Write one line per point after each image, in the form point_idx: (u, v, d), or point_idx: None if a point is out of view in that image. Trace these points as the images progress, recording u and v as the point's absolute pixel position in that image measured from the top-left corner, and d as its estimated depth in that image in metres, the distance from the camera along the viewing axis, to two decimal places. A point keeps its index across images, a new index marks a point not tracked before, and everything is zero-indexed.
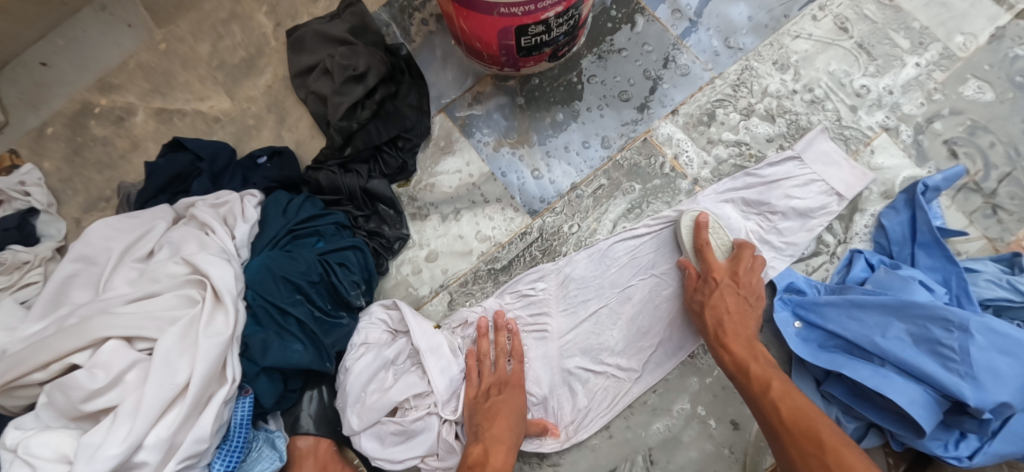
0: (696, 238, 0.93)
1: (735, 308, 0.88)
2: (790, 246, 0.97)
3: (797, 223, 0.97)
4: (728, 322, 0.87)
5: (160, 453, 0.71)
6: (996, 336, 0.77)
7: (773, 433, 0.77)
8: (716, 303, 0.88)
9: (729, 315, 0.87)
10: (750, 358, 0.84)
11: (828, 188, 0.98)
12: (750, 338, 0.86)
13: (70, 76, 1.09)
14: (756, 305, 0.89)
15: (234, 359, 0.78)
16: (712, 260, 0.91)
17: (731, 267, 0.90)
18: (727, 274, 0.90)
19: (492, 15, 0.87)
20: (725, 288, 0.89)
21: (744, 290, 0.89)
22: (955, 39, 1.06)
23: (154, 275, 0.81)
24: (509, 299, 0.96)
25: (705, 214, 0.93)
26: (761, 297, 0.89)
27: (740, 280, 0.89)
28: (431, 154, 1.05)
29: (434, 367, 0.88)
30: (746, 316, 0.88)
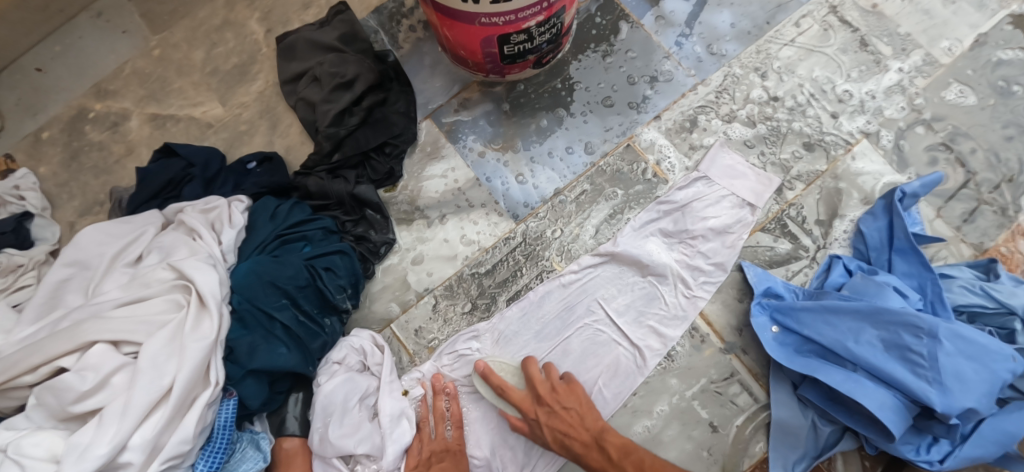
0: (489, 385, 0.92)
1: (566, 424, 0.87)
2: (718, 266, 0.98)
3: (718, 242, 0.99)
4: (572, 441, 0.86)
5: (145, 454, 0.73)
6: (964, 342, 0.79)
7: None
8: (551, 434, 0.87)
9: (566, 434, 0.87)
10: (605, 463, 0.85)
11: (739, 200, 1.01)
12: (594, 440, 0.86)
13: (66, 83, 1.12)
14: (583, 405, 0.89)
15: (219, 362, 0.80)
16: (514, 397, 0.90)
17: (530, 393, 0.91)
18: (534, 402, 0.89)
19: (474, 24, 0.88)
20: (545, 418, 0.88)
21: (558, 400, 0.89)
22: (937, 46, 1.07)
23: (143, 280, 0.84)
24: (446, 361, 0.97)
25: (482, 363, 0.92)
26: (583, 397, 0.90)
27: (548, 399, 0.89)
28: (418, 160, 1.06)
29: (389, 434, 0.89)
30: (580, 422, 0.88)
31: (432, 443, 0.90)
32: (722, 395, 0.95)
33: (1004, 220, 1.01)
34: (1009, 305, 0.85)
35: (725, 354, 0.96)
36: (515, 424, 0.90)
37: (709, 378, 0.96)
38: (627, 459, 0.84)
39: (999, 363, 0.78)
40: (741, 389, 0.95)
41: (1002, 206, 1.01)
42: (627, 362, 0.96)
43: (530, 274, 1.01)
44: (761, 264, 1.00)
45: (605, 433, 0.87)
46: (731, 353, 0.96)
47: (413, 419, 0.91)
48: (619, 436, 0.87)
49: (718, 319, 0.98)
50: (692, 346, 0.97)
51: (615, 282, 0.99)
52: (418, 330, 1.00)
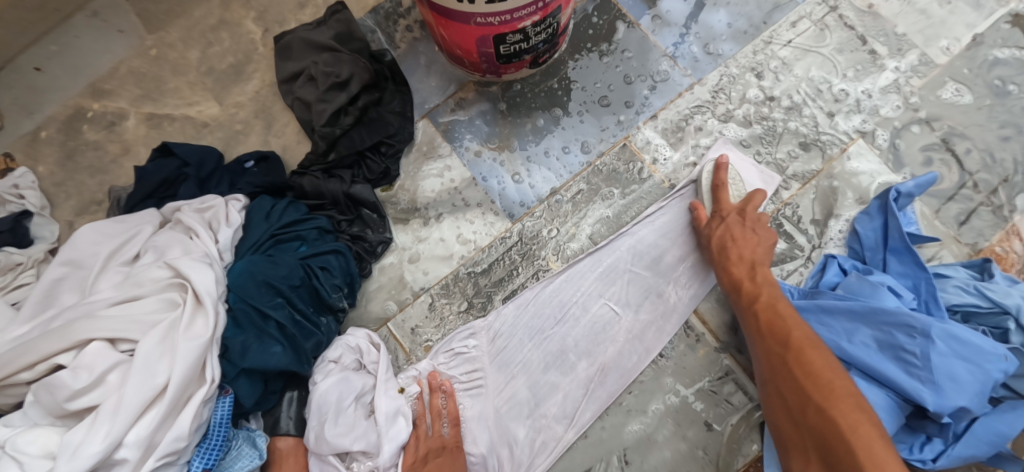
0: (714, 177, 0.99)
1: (735, 237, 0.92)
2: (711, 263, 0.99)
3: None
4: (732, 248, 0.92)
5: (139, 451, 0.73)
6: (958, 342, 0.79)
7: (757, 335, 0.84)
8: (721, 235, 0.94)
9: (732, 240, 0.92)
10: (744, 279, 0.89)
11: (745, 192, 1.00)
12: (752, 265, 0.90)
13: (63, 82, 1.12)
14: (766, 238, 0.93)
15: (214, 361, 0.81)
16: (723, 197, 0.97)
17: (740, 205, 0.96)
18: (736, 209, 0.95)
19: (469, 24, 0.88)
20: (731, 221, 0.94)
21: (753, 222, 0.93)
22: (933, 46, 1.07)
23: (138, 279, 0.84)
24: (443, 359, 0.97)
25: (724, 157, 1.00)
26: (768, 236, 0.93)
27: (747, 214, 0.94)
28: (414, 160, 1.07)
29: (386, 430, 0.88)
30: (752, 244, 0.92)
31: (428, 440, 0.91)
32: (717, 395, 0.95)
33: (1000, 220, 1.01)
34: (1003, 305, 0.85)
35: (719, 353, 0.97)
36: (701, 217, 0.98)
37: (703, 378, 0.96)
38: (768, 286, 0.87)
39: (992, 364, 0.79)
40: (735, 388, 0.95)
41: (997, 206, 1.01)
42: (622, 358, 0.96)
43: (525, 273, 1.02)
44: None
45: (760, 264, 0.90)
46: (726, 352, 0.97)
47: (409, 416, 0.91)
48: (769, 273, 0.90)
49: (713, 318, 0.98)
50: (687, 345, 0.97)
51: (612, 275, 0.99)
52: (414, 329, 1.00)
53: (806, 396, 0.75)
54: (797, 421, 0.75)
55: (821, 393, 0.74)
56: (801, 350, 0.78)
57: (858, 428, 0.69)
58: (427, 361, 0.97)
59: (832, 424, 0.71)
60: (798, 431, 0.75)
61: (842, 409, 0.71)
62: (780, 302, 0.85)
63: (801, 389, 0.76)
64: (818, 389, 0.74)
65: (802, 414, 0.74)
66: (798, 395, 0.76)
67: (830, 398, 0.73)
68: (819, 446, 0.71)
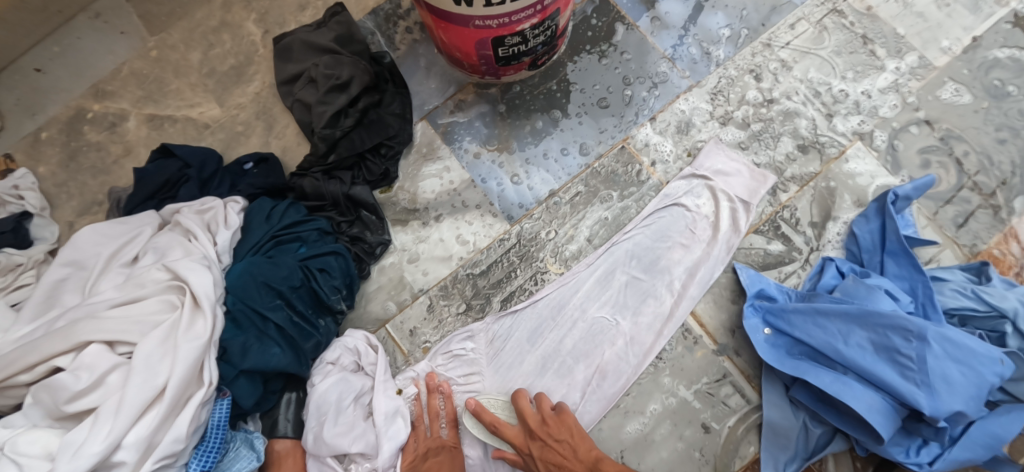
0: (481, 422, 0.91)
1: (560, 456, 0.86)
2: (705, 264, 0.99)
3: (708, 238, 1.00)
4: (569, 471, 0.86)
5: (138, 453, 0.74)
6: (951, 345, 0.80)
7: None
8: (547, 467, 0.86)
9: (561, 465, 0.86)
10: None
11: (732, 196, 1.01)
12: (593, 469, 0.86)
13: (64, 83, 1.12)
14: (574, 437, 0.88)
15: (212, 363, 0.81)
16: (507, 434, 0.89)
17: (523, 427, 0.90)
18: (526, 437, 0.89)
19: (468, 27, 0.88)
20: (539, 452, 0.87)
21: (553, 431, 0.88)
22: (931, 48, 1.07)
23: (139, 280, 0.84)
24: (441, 360, 0.97)
25: (472, 400, 0.92)
26: (575, 428, 0.89)
27: (539, 433, 0.88)
28: (413, 161, 1.07)
29: (385, 431, 0.89)
30: (575, 454, 0.87)
31: (427, 440, 0.91)
32: (714, 396, 0.96)
33: (997, 222, 1.01)
34: (1000, 308, 0.85)
35: (717, 355, 0.97)
36: (512, 460, 0.89)
37: (701, 379, 0.96)
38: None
39: (986, 367, 0.79)
40: (733, 390, 0.96)
41: (994, 209, 1.01)
42: (619, 361, 0.96)
43: (524, 274, 1.02)
44: (755, 267, 1.01)
45: (601, 461, 0.86)
46: (724, 354, 0.97)
47: (408, 417, 0.92)
48: (612, 461, 0.86)
49: (711, 320, 0.98)
50: (685, 348, 0.98)
51: (609, 276, 0.99)
52: (413, 330, 1.00)
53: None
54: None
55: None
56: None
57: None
58: (426, 362, 0.97)
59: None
60: None
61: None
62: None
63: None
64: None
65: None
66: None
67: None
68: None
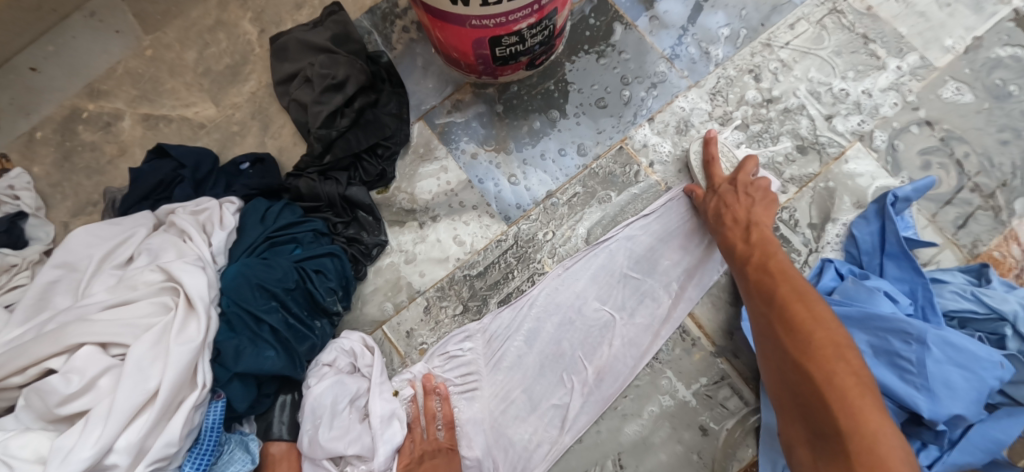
0: (704, 151, 1.02)
1: (732, 203, 0.94)
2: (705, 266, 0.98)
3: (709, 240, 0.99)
4: (728, 211, 0.94)
5: (130, 456, 0.73)
6: (953, 349, 0.79)
7: (750, 294, 0.86)
8: (716, 207, 0.95)
9: (728, 208, 0.94)
10: (739, 239, 0.91)
11: None
12: (748, 230, 0.91)
13: (58, 83, 1.11)
14: (761, 201, 0.94)
15: (206, 365, 0.80)
16: (716, 172, 0.99)
17: (731, 175, 0.99)
18: (726, 179, 0.98)
19: (464, 27, 0.88)
20: (724, 191, 0.96)
21: (744, 187, 0.96)
22: (931, 49, 1.07)
23: (131, 282, 0.84)
24: (438, 362, 0.96)
25: (712, 131, 1.03)
26: (764, 199, 0.94)
27: (738, 182, 0.96)
28: (410, 162, 1.06)
29: (381, 434, 0.88)
30: (757, 210, 0.93)
31: (422, 443, 0.90)
32: (712, 398, 0.95)
33: (998, 224, 1.00)
34: (1000, 311, 0.84)
35: (715, 357, 0.97)
36: (698, 193, 0.99)
37: (699, 381, 0.96)
38: (763, 244, 0.89)
39: (987, 371, 0.78)
40: (731, 393, 0.95)
41: (995, 210, 1.01)
42: (616, 361, 0.96)
43: (522, 276, 1.01)
44: None
45: (758, 225, 0.91)
46: (722, 356, 0.97)
47: (404, 419, 0.91)
48: (769, 232, 0.91)
49: (709, 322, 0.98)
50: (683, 350, 0.97)
51: (610, 274, 0.99)
52: (409, 332, 1.00)
53: (786, 351, 0.78)
54: (789, 376, 0.77)
55: (822, 376, 0.73)
56: (786, 304, 0.81)
57: (834, 383, 0.72)
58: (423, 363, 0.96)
59: (819, 394, 0.72)
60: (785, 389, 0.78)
61: (823, 364, 0.74)
62: (772, 259, 0.86)
63: (796, 360, 0.77)
64: (796, 346, 0.77)
65: (794, 384, 0.76)
66: (783, 358, 0.78)
67: (809, 353, 0.76)
68: (811, 422, 0.73)
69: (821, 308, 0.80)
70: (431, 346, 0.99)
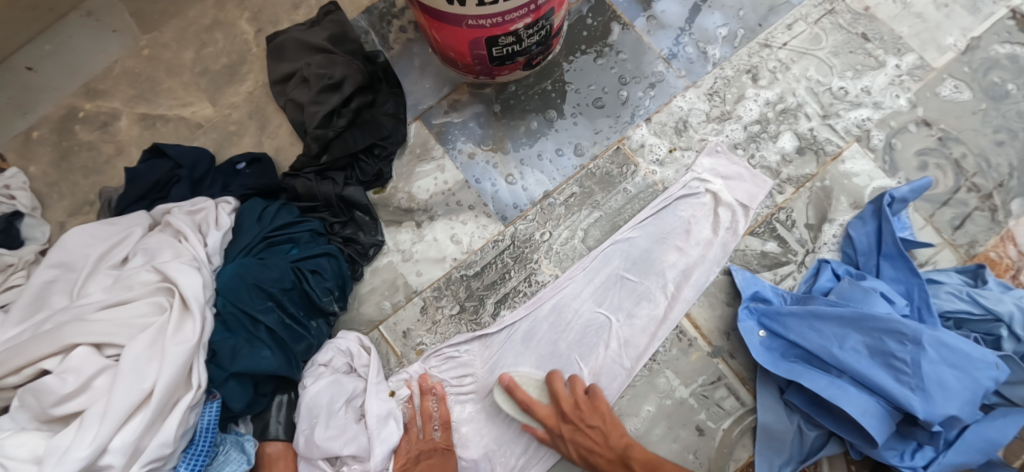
0: (513, 397, 0.92)
1: (590, 442, 0.88)
2: (703, 266, 0.98)
3: (707, 240, 0.99)
4: (597, 458, 0.88)
5: (125, 456, 0.73)
6: (947, 350, 0.80)
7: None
8: (575, 449, 0.89)
9: (590, 450, 0.88)
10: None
11: (732, 201, 1.01)
12: (620, 457, 0.88)
13: (55, 82, 1.11)
14: (609, 424, 0.89)
15: (201, 365, 0.80)
16: (540, 413, 0.90)
17: (557, 407, 0.91)
18: (558, 419, 0.90)
19: (461, 27, 0.88)
20: (569, 434, 0.89)
21: (587, 414, 0.90)
22: (929, 49, 1.07)
23: (127, 282, 0.84)
24: (434, 362, 0.97)
25: (507, 376, 0.93)
26: (608, 415, 0.90)
27: (573, 417, 0.90)
28: (407, 162, 1.06)
29: (377, 435, 0.88)
30: (606, 441, 0.88)
31: (418, 443, 0.91)
32: (708, 398, 0.95)
33: (994, 225, 1.00)
34: (995, 312, 0.84)
35: (712, 358, 0.97)
36: (540, 435, 0.91)
37: (696, 381, 0.96)
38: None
39: (982, 371, 0.79)
40: (728, 393, 0.95)
41: (992, 211, 1.01)
42: (613, 364, 0.96)
43: (518, 276, 1.01)
44: (751, 268, 1.00)
45: (631, 451, 0.88)
46: (718, 357, 0.97)
47: (400, 419, 0.91)
48: (646, 451, 0.88)
49: (705, 322, 0.98)
50: (680, 350, 0.97)
51: (607, 277, 0.99)
52: (406, 332, 1.00)
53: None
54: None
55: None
56: None
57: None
58: (420, 363, 0.97)
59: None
60: None
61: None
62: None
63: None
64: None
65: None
66: None
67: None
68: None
69: None
70: (429, 346, 0.99)
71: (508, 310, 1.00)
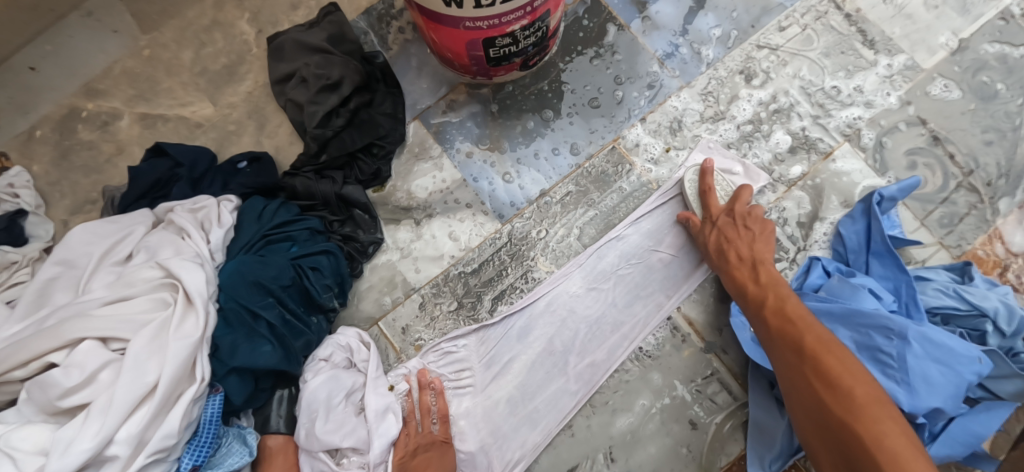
0: (701, 182, 1.01)
1: (731, 237, 0.94)
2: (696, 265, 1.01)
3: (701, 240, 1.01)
4: (731, 249, 0.93)
5: (130, 448, 0.75)
6: (932, 345, 0.81)
7: (771, 343, 0.83)
8: (716, 239, 0.95)
9: (728, 243, 0.94)
10: (748, 281, 0.90)
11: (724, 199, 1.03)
12: (753, 264, 0.91)
13: (57, 82, 1.13)
14: (761, 233, 0.94)
15: (204, 359, 0.82)
16: (711, 203, 0.99)
17: (727, 205, 0.98)
18: (723, 210, 0.97)
19: (458, 28, 0.89)
20: (722, 224, 0.96)
21: (744, 219, 0.95)
22: (918, 51, 1.08)
23: (131, 279, 0.85)
24: (432, 357, 0.98)
25: (710, 161, 1.01)
26: (765, 230, 0.94)
27: (737, 215, 0.95)
28: (405, 161, 1.08)
29: (376, 428, 0.90)
30: (751, 244, 0.93)
31: (416, 437, 0.92)
32: (701, 393, 0.97)
33: (982, 223, 1.02)
34: (981, 307, 0.87)
35: (704, 353, 0.99)
36: (694, 223, 0.99)
37: (688, 376, 0.98)
38: (774, 285, 0.88)
39: (966, 366, 0.81)
40: (720, 388, 0.97)
41: (980, 210, 1.03)
42: (608, 357, 0.98)
43: (514, 273, 1.03)
44: None
45: (762, 262, 0.91)
46: (711, 352, 0.98)
47: (399, 413, 0.93)
48: (775, 270, 0.91)
49: (698, 318, 1.00)
50: (674, 346, 0.99)
51: (604, 274, 1.01)
52: (404, 328, 1.01)
53: (822, 402, 0.75)
54: (818, 417, 0.75)
55: (839, 405, 0.73)
56: (816, 356, 0.78)
57: (884, 443, 0.67)
58: (419, 358, 0.98)
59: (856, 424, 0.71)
60: (818, 433, 0.75)
61: (863, 418, 0.71)
62: (787, 303, 0.85)
63: (823, 402, 0.75)
64: (838, 402, 0.73)
65: (819, 415, 0.75)
66: (819, 416, 0.75)
67: (852, 407, 0.72)
68: (840, 444, 0.72)
69: (850, 360, 0.77)
70: (428, 342, 1.00)
71: (505, 306, 1.02)
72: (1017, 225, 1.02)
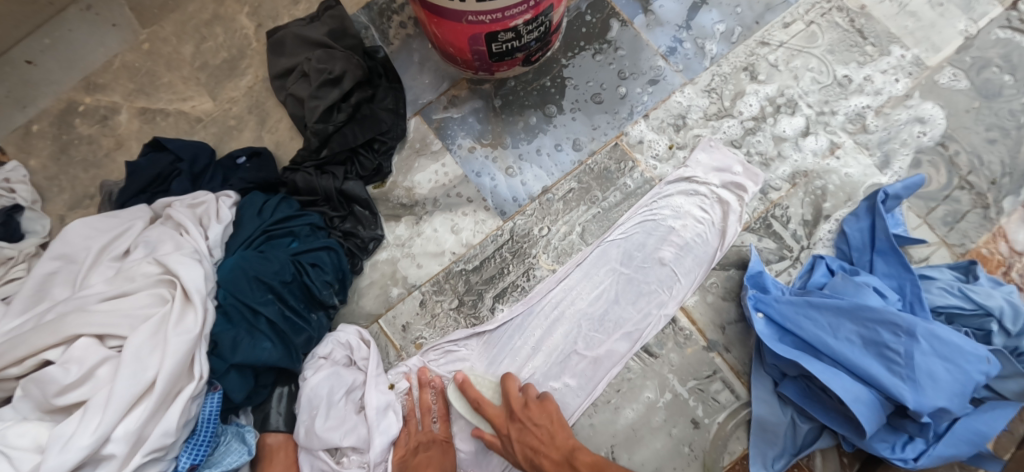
0: (466, 398, 0.93)
1: (537, 438, 0.88)
2: (695, 263, 1.00)
3: (700, 240, 1.01)
4: (543, 458, 0.87)
5: (127, 446, 0.74)
6: (939, 342, 0.82)
7: None
8: (522, 451, 0.87)
9: (535, 449, 0.87)
10: None
11: (722, 196, 1.02)
12: (565, 460, 0.86)
13: (55, 76, 1.12)
14: (552, 422, 0.89)
15: (202, 356, 0.81)
16: (490, 411, 0.91)
17: (506, 407, 0.91)
18: (506, 418, 0.90)
19: (460, 22, 0.88)
20: (517, 434, 0.88)
21: (533, 412, 0.90)
22: (922, 48, 1.08)
23: (129, 274, 0.85)
24: (433, 355, 0.98)
25: (461, 374, 0.93)
26: (554, 415, 0.90)
27: (520, 415, 0.89)
28: (406, 156, 1.07)
29: (377, 427, 0.90)
30: (552, 439, 0.88)
31: (418, 435, 0.92)
32: (704, 392, 0.96)
33: (986, 222, 1.02)
34: (986, 306, 0.86)
35: (708, 352, 0.98)
36: (489, 441, 0.90)
37: (691, 376, 0.97)
38: None
39: (973, 365, 0.81)
40: (723, 387, 0.96)
41: (985, 208, 1.02)
42: (608, 352, 0.97)
43: (516, 271, 1.02)
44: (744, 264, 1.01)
45: (576, 452, 0.87)
46: (714, 351, 0.98)
47: (399, 412, 0.93)
48: (587, 454, 0.87)
49: (700, 316, 0.99)
50: (675, 346, 0.98)
51: (602, 275, 1.00)
52: (405, 326, 1.01)
53: None
54: None
55: None
56: None
57: None
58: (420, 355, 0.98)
59: None
60: None
61: None
62: None
63: None
64: None
65: None
66: None
67: None
68: None
69: None
70: (428, 341, 1.00)
71: (507, 304, 1.01)
72: (1021, 223, 1.01)
